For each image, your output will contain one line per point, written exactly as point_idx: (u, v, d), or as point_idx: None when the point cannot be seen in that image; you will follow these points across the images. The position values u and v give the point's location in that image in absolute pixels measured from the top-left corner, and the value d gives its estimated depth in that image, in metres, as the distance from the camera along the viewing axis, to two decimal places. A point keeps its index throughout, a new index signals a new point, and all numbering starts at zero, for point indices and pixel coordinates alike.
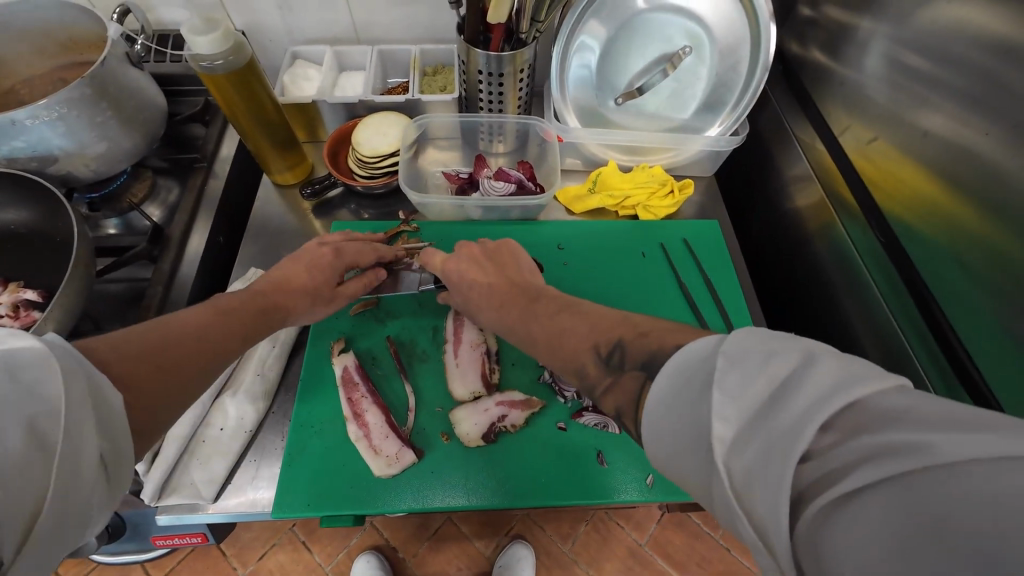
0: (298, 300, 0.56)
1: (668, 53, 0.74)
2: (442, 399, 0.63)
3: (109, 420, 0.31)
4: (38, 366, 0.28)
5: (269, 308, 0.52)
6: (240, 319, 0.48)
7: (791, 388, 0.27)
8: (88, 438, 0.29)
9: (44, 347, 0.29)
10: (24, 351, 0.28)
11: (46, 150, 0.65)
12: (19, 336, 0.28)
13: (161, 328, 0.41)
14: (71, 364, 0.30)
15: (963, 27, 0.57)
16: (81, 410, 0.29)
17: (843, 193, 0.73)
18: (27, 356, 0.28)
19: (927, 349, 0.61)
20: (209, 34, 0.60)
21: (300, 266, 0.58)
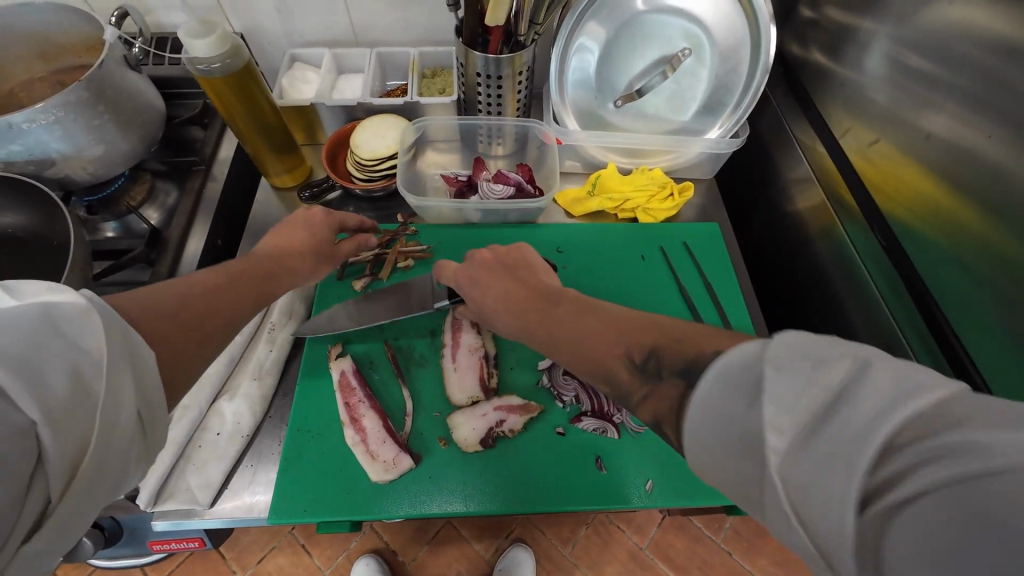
0: (302, 262, 0.57)
1: (668, 54, 0.73)
2: (440, 403, 0.63)
3: (144, 374, 0.33)
4: (79, 318, 0.30)
5: (273, 275, 0.52)
6: (251, 284, 0.48)
7: (853, 397, 0.24)
8: (125, 389, 0.31)
9: (84, 302, 0.30)
10: (68, 305, 0.30)
11: (44, 153, 0.65)
12: (62, 291, 0.30)
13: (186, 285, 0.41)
14: (109, 320, 0.31)
15: (966, 27, 0.56)
16: (120, 363, 0.31)
17: (843, 195, 0.73)
18: (67, 311, 0.29)
19: (928, 351, 0.60)
20: (206, 37, 0.60)
21: (298, 230, 0.59)
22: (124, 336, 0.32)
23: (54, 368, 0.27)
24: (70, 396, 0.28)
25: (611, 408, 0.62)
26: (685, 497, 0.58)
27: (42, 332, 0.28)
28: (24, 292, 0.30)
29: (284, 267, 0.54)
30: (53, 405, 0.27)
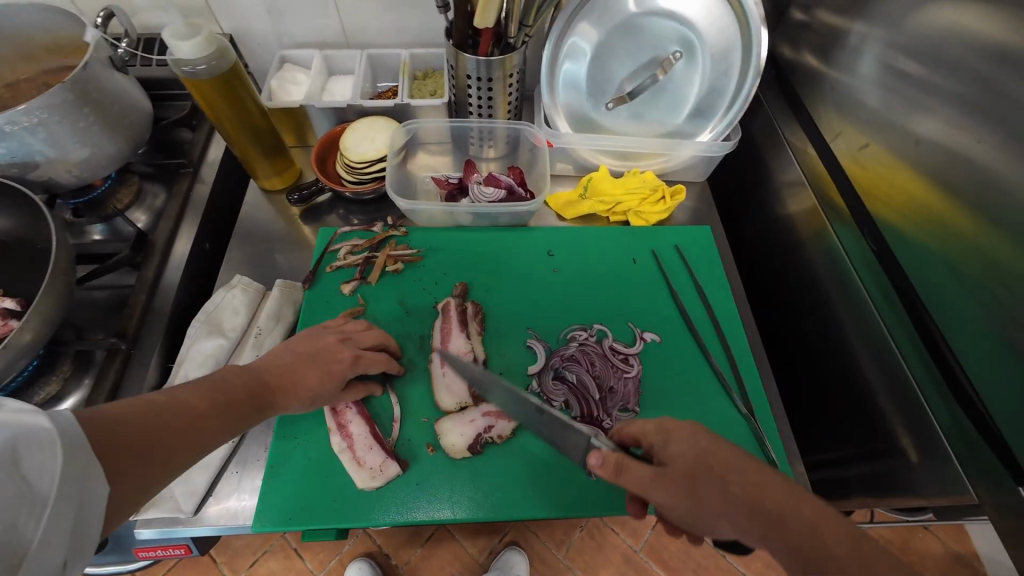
0: (294, 405, 0.52)
1: (659, 57, 0.73)
2: (428, 409, 0.62)
3: (81, 511, 0.33)
4: (45, 448, 0.31)
5: (262, 393, 0.49)
6: (235, 416, 0.46)
7: None
8: (64, 526, 0.31)
9: (54, 431, 0.32)
10: (40, 433, 0.32)
11: (28, 156, 0.64)
12: (37, 414, 0.32)
13: (165, 407, 0.41)
14: (73, 453, 0.33)
15: (956, 31, 0.56)
16: (66, 500, 0.31)
17: (834, 197, 0.73)
18: (38, 436, 0.32)
19: (920, 357, 0.60)
20: (192, 39, 0.60)
21: (312, 362, 0.54)
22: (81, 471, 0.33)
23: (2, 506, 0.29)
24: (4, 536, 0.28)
25: (599, 414, 0.62)
26: None
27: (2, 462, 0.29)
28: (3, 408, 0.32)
29: (273, 386, 0.50)
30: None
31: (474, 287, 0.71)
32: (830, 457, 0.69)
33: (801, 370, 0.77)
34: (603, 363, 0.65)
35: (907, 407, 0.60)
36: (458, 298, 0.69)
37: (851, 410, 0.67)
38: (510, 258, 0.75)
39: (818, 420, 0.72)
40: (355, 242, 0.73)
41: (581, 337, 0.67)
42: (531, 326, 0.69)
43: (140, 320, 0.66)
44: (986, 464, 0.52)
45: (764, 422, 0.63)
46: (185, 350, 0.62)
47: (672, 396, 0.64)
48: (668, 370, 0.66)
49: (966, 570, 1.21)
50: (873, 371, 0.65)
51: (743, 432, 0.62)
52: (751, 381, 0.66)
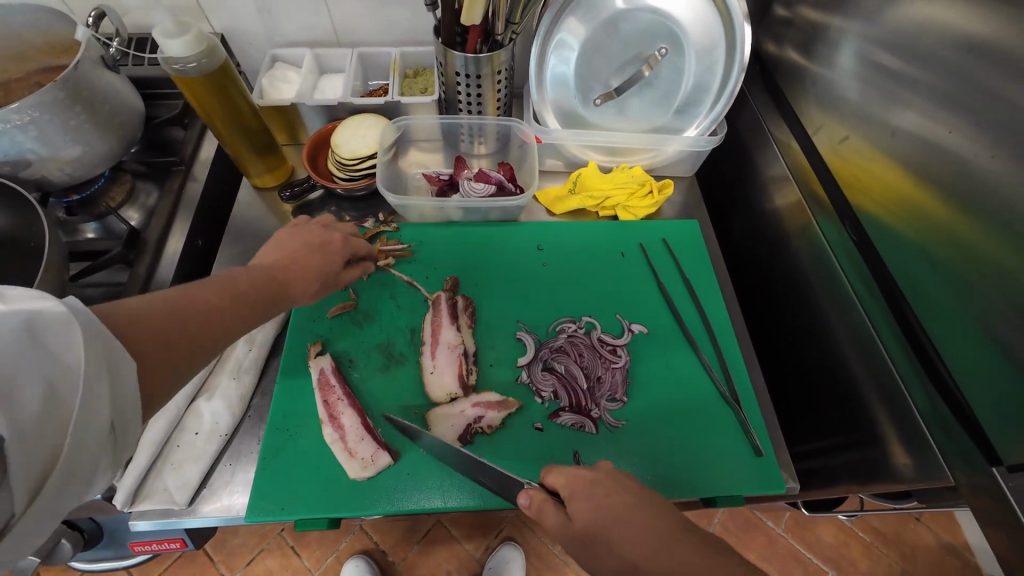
0: (304, 287, 0.54)
1: (645, 52, 0.74)
2: (419, 400, 0.63)
3: (119, 385, 0.35)
4: (62, 329, 0.32)
5: (271, 286, 0.50)
6: (247, 304, 0.47)
7: None
8: (101, 395, 0.33)
9: (69, 313, 0.33)
10: (54, 315, 0.32)
11: (19, 154, 0.65)
12: (47, 298, 0.32)
13: (180, 301, 0.42)
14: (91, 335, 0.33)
15: (931, 25, 0.58)
16: (97, 376, 0.33)
17: (817, 190, 0.74)
18: (53, 321, 0.32)
19: (902, 348, 0.61)
20: (182, 36, 0.60)
21: (307, 250, 0.56)
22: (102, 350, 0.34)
23: (30, 386, 0.30)
24: (44, 407, 0.30)
25: (588, 404, 0.63)
26: (663, 491, 0.59)
27: (21, 345, 0.30)
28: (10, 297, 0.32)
29: (280, 281, 0.52)
30: (21, 424, 0.29)
31: (464, 281, 0.72)
32: (815, 447, 0.70)
33: (787, 364, 0.78)
34: (591, 353, 0.66)
35: (890, 397, 0.61)
36: (449, 292, 0.70)
37: (835, 401, 0.68)
38: (499, 253, 0.75)
39: (803, 412, 0.74)
40: None
41: (570, 329, 0.69)
42: (520, 318, 0.69)
43: None
44: (965, 449, 0.53)
45: (751, 412, 0.64)
46: None
47: (659, 387, 0.65)
48: (656, 362, 0.67)
49: (957, 561, 1.23)
50: (857, 361, 0.66)
51: (730, 422, 0.63)
52: (738, 372, 0.67)
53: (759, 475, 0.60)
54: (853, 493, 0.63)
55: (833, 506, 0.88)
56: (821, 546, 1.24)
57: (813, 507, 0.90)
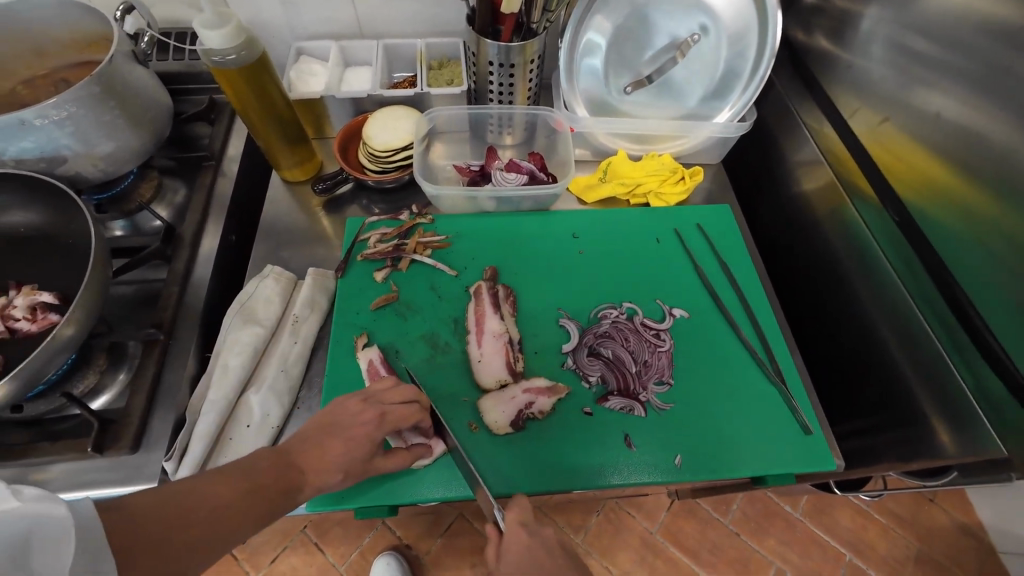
0: (329, 472, 0.49)
1: (678, 39, 0.74)
2: (468, 388, 0.63)
3: None
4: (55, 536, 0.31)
5: (288, 472, 0.46)
6: (264, 498, 0.44)
7: None
8: None
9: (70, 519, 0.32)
10: (54, 520, 0.31)
11: (55, 150, 0.64)
12: (55, 502, 0.31)
13: (187, 494, 0.40)
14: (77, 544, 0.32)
15: (966, 11, 0.59)
16: None
17: (854, 174, 0.74)
18: (51, 523, 0.31)
19: (945, 325, 0.61)
20: (222, 28, 0.60)
21: (336, 427, 0.50)
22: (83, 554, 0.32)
23: None
24: None
25: (635, 387, 0.64)
26: (712, 471, 0.59)
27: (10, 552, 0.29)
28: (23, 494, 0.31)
29: (302, 467, 0.48)
30: None
31: (503, 271, 0.72)
32: (856, 427, 0.71)
33: (820, 346, 0.79)
34: (637, 338, 0.67)
35: (932, 373, 0.62)
36: (489, 282, 0.70)
37: (875, 380, 0.69)
38: (536, 243, 0.76)
39: (840, 393, 0.75)
40: (384, 230, 0.73)
41: (612, 315, 0.69)
42: (561, 305, 0.70)
43: (175, 312, 0.66)
44: (1013, 422, 0.53)
45: (795, 391, 0.65)
46: (223, 339, 0.64)
47: (702, 371, 0.66)
48: (698, 345, 0.68)
49: (973, 541, 1.24)
50: (896, 341, 0.66)
51: (775, 402, 0.64)
52: (782, 353, 0.68)
53: (805, 452, 0.61)
54: (897, 470, 0.64)
55: (863, 486, 0.89)
56: (841, 530, 1.25)
57: (841, 487, 0.92)
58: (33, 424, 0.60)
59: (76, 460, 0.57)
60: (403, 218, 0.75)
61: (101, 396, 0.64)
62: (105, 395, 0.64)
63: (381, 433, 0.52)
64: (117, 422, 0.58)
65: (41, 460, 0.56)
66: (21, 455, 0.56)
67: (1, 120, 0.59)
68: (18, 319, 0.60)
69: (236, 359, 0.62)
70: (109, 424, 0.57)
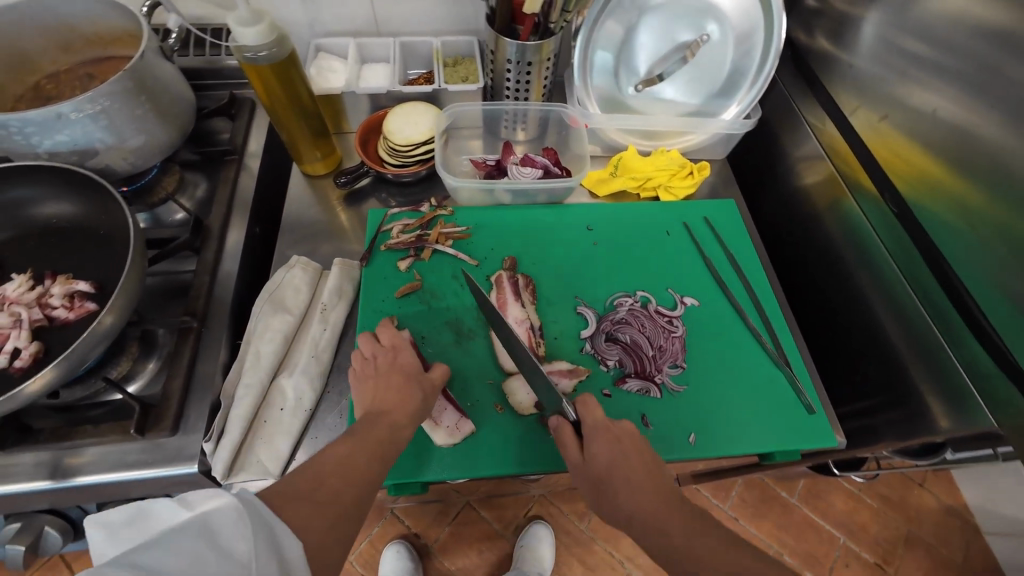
0: None
1: (689, 39, 0.77)
2: (492, 371, 0.66)
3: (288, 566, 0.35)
4: (232, 520, 0.34)
5: None
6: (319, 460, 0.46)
7: None
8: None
9: (236, 504, 0.34)
10: (221, 510, 0.34)
11: (88, 144, 0.66)
12: (218, 496, 0.35)
13: None
14: (254, 518, 0.35)
15: (962, 17, 0.62)
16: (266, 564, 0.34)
17: (854, 169, 0.78)
18: (224, 513, 0.34)
19: (943, 312, 0.65)
20: (256, 25, 0.62)
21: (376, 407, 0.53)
22: (269, 528, 0.36)
23: None
24: None
25: (651, 370, 0.67)
26: (725, 449, 0.63)
27: (199, 546, 0.33)
28: (194, 499, 0.35)
29: None
30: None
31: (522, 261, 0.75)
32: (855, 409, 0.75)
33: (822, 333, 0.83)
34: (651, 324, 0.70)
35: (929, 354, 0.66)
36: (509, 271, 0.73)
37: (874, 364, 0.73)
38: (552, 234, 0.79)
39: (841, 378, 0.79)
40: (406, 221, 0.76)
41: (627, 303, 0.72)
42: (578, 294, 0.73)
43: (206, 301, 0.68)
44: (1006, 397, 0.58)
45: (800, 374, 0.69)
46: (254, 326, 0.66)
47: (713, 354, 0.70)
48: (708, 331, 0.71)
49: (958, 522, 1.30)
50: (895, 328, 0.70)
51: (782, 384, 0.68)
52: (788, 341, 0.71)
53: (810, 430, 0.65)
54: (897, 447, 0.68)
55: (861, 466, 0.93)
56: (835, 513, 1.29)
57: (838, 467, 0.96)
58: (68, 409, 0.63)
59: (115, 442, 0.59)
60: (425, 209, 0.78)
61: (135, 382, 0.66)
62: (137, 381, 0.66)
63: (415, 413, 0.55)
64: (156, 406, 0.60)
65: (80, 443, 0.58)
66: (60, 438, 0.58)
67: (39, 114, 0.60)
68: (56, 307, 0.62)
69: (268, 346, 0.65)
70: (149, 408, 0.59)
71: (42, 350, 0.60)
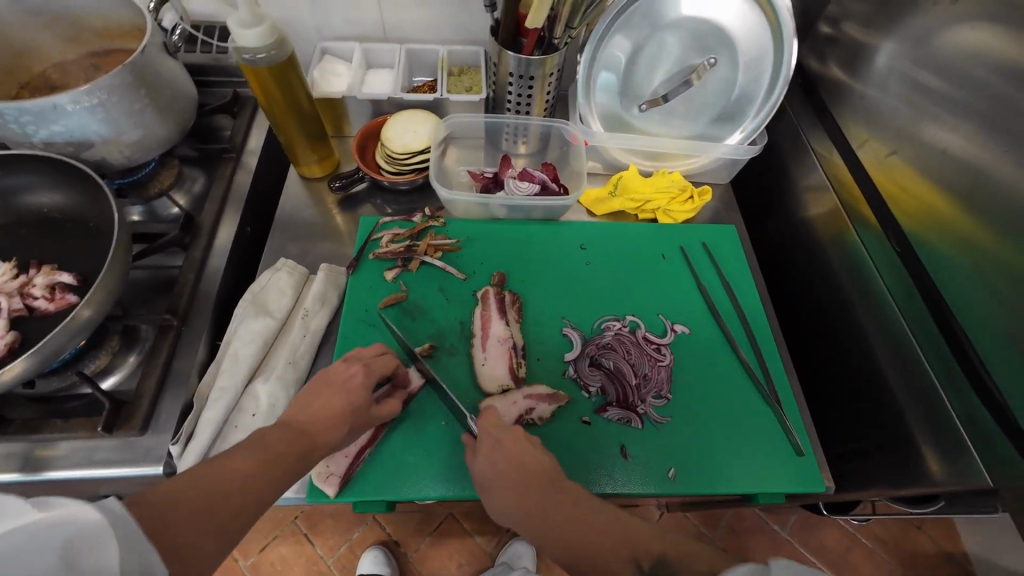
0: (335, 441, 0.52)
1: (696, 62, 0.76)
2: (470, 391, 0.65)
3: None
4: (100, 539, 0.32)
5: (301, 465, 0.48)
6: (284, 462, 0.46)
7: None
8: None
9: (108, 522, 0.32)
10: (92, 524, 0.32)
11: (84, 135, 0.66)
12: (89, 508, 0.32)
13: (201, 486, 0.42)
14: (127, 538, 0.33)
15: (982, 51, 0.60)
16: None
17: (858, 204, 0.76)
18: (93, 529, 0.32)
19: (942, 358, 0.63)
20: (256, 28, 0.62)
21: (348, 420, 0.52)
22: (141, 550, 0.33)
23: None
24: None
25: (634, 400, 0.65)
26: (704, 486, 0.61)
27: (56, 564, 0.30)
28: (52, 504, 0.32)
29: (308, 465, 0.49)
30: None
31: (511, 277, 0.74)
32: (847, 449, 0.72)
33: (818, 369, 0.80)
34: (637, 351, 0.68)
35: (923, 398, 0.63)
36: (496, 287, 0.72)
37: (868, 404, 0.70)
38: (543, 252, 0.77)
39: (835, 417, 0.76)
40: (397, 231, 0.75)
41: (615, 327, 0.71)
42: (566, 314, 0.72)
43: (190, 299, 0.68)
44: (1002, 451, 0.55)
45: (789, 411, 0.66)
46: (234, 327, 0.66)
47: (699, 385, 0.67)
48: (698, 362, 0.69)
49: (955, 568, 1.24)
50: (893, 368, 0.68)
51: (769, 420, 0.65)
52: (778, 374, 0.69)
53: (797, 471, 0.62)
54: (886, 495, 0.65)
55: (852, 509, 0.90)
56: (824, 550, 1.25)
57: (828, 508, 0.92)
58: (44, 400, 0.62)
59: (86, 438, 0.58)
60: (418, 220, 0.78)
61: (111, 376, 0.65)
62: (114, 376, 0.65)
63: None
64: (129, 404, 0.59)
65: (50, 437, 0.58)
66: (30, 430, 0.58)
67: (35, 104, 0.60)
68: (37, 298, 0.62)
69: (246, 348, 0.64)
70: (121, 405, 0.59)
71: (19, 340, 0.59)
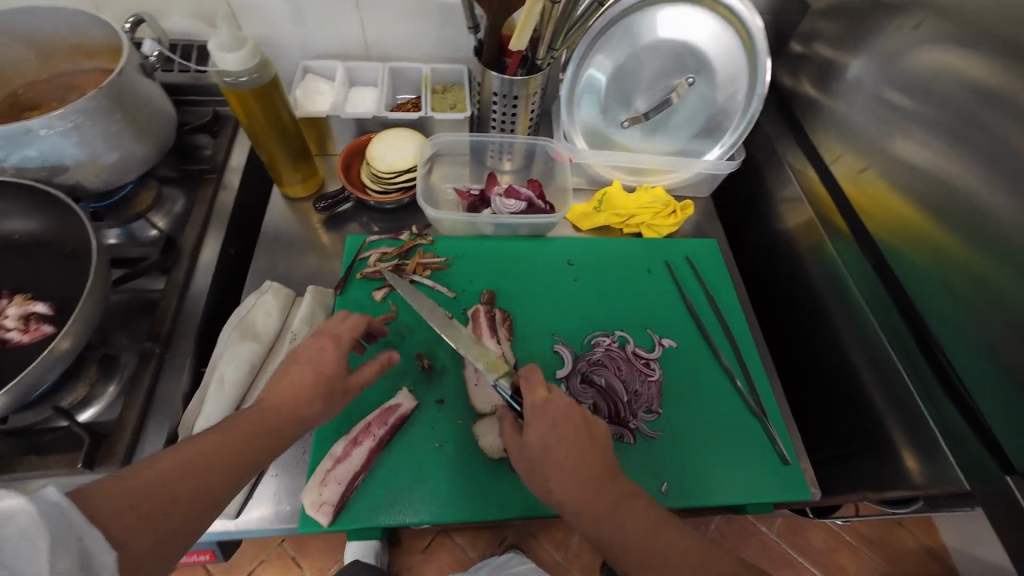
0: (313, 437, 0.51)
1: (675, 81, 0.78)
2: (463, 410, 0.65)
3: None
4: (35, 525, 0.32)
5: None
6: None
7: None
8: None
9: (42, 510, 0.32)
10: (26, 513, 0.32)
11: (58, 159, 0.64)
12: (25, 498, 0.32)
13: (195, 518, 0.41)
14: (61, 526, 0.33)
15: (949, 71, 0.63)
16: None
17: (833, 216, 0.79)
18: (28, 517, 0.32)
19: (916, 364, 0.65)
20: (238, 51, 0.61)
21: None
22: (77, 538, 0.33)
23: None
24: None
25: (625, 415, 0.66)
26: (696, 497, 0.62)
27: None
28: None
29: None
30: None
31: (501, 295, 0.75)
32: (830, 455, 0.74)
33: (799, 376, 0.83)
34: (627, 366, 0.69)
35: (900, 403, 0.66)
36: (487, 305, 0.72)
37: (848, 409, 0.73)
38: (531, 268, 0.78)
39: (817, 423, 0.78)
40: (385, 250, 0.75)
41: (605, 342, 0.71)
42: (556, 331, 0.72)
43: (172, 324, 0.66)
44: (978, 454, 0.57)
45: (773, 421, 0.68)
46: (219, 353, 0.64)
47: (688, 397, 0.69)
48: (685, 374, 0.71)
49: (936, 563, 1.28)
50: (870, 374, 0.70)
51: (755, 430, 0.67)
52: (762, 384, 0.71)
53: (784, 479, 0.64)
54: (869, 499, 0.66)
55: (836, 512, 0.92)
56: (811, 550, 1.28)
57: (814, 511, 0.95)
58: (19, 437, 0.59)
59: (63, 475, 0.56)
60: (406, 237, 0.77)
61: (90, 408, 0.63)
62: (93, 407, 0.63)
63: None
64: (109, 436, 0.57)
65: (26, 475, 0.55)
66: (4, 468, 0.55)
67: (7, 129, 0.59)
68: (9, 329, 0.60)
69: (232, 373, 0.63)
70: (101, 438, 0.57)
71: None
